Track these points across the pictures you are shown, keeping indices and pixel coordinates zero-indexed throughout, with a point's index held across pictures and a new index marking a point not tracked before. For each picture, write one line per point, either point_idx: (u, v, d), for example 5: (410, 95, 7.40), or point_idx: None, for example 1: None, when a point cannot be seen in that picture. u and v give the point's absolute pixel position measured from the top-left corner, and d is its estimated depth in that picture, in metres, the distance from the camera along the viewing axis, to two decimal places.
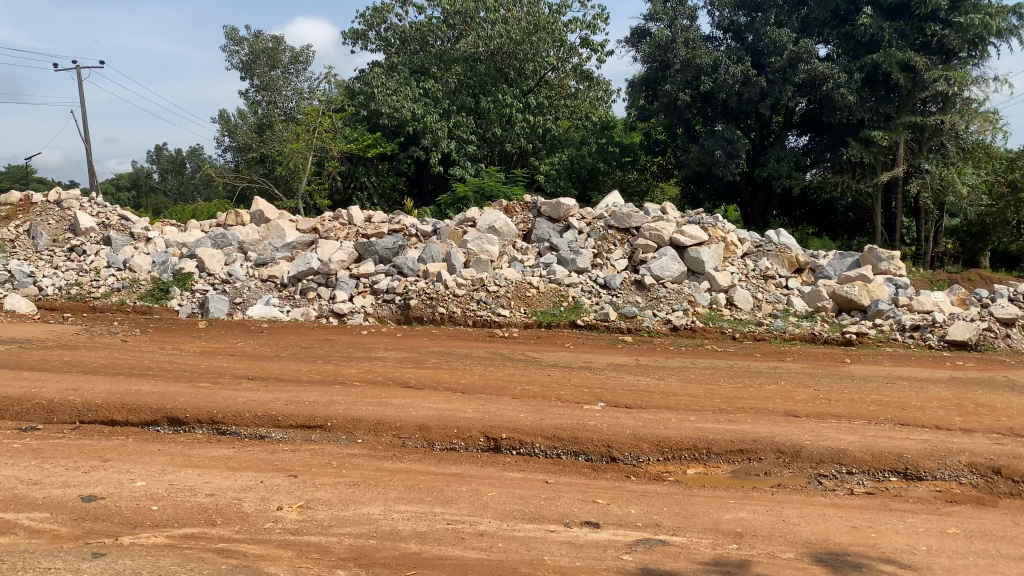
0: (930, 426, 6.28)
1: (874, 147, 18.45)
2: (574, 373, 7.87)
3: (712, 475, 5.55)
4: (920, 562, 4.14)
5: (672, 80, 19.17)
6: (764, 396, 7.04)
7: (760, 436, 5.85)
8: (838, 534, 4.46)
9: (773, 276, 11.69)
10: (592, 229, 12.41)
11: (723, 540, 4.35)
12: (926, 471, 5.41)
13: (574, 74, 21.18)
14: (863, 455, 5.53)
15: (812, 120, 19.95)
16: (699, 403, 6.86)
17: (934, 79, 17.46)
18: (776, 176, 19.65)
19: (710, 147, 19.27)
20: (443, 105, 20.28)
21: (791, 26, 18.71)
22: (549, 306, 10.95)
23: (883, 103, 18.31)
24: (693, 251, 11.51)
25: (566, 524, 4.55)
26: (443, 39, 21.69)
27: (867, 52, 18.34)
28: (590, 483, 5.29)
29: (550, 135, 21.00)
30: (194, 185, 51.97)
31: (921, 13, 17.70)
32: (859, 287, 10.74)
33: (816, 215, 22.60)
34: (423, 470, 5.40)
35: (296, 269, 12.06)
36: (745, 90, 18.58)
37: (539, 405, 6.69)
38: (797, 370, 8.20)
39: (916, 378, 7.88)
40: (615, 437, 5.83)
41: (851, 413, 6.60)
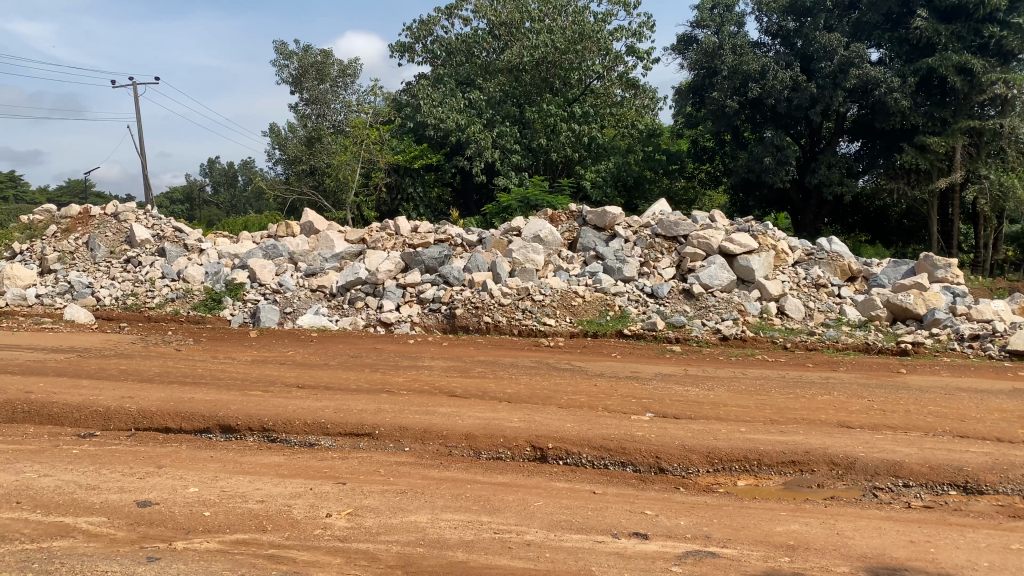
0: (991, 438, 6.08)
1: (929, 154, 18.00)
2: (622, 383, 7.80)
3: (763, 487, 5.44)
4: None
5: (720, 87, 19.00)
6: (817, 407, 6.90)
7: (813, 448, 5.74)
8: (895, 548, 4.34)
9: (826, 285, 11.45)
10: (639, 237, 12.34)
11: (775, 553, 4.27)
12: (987, 485, 5.23)
13: (620, 82, 21.11)
14: (921, 468, 5.38)
15: (864, 126, 19.58)
16: (750, 413, 6.75)
17: (992, 82, 16.98)
18: (826, 184, 19.34)
19: (759, 154, 19.04)
20: (486, 115, 20.53)
21: (842, 31, 18.43)
22: (596, 316, 10.89)
23: (938, 108, 17.88)
24: (742, 259, 11.36)
25: (613, 535, 4.51)
26: (489, 50, 21.88)
27: (920, 55, 17.94)
28: (638, 494, 5.23)
29: (595, 144, 20.71)
30: (245, 199, 53.26)
31: (978, 15, 17.26)
32: (914, 295, 10.48)
33: (870, 222, 22.19)
34: (470, 479, 5.41)
35: (344, 279, 12.20)
36: (795, 95, 18.29)
37: (586, 415, 6.65)
38: (850, 380, 8.03)
39: (976, 389, 7.63)
40: (664, 448, 5.77)
41: (908, 424, 6.42)
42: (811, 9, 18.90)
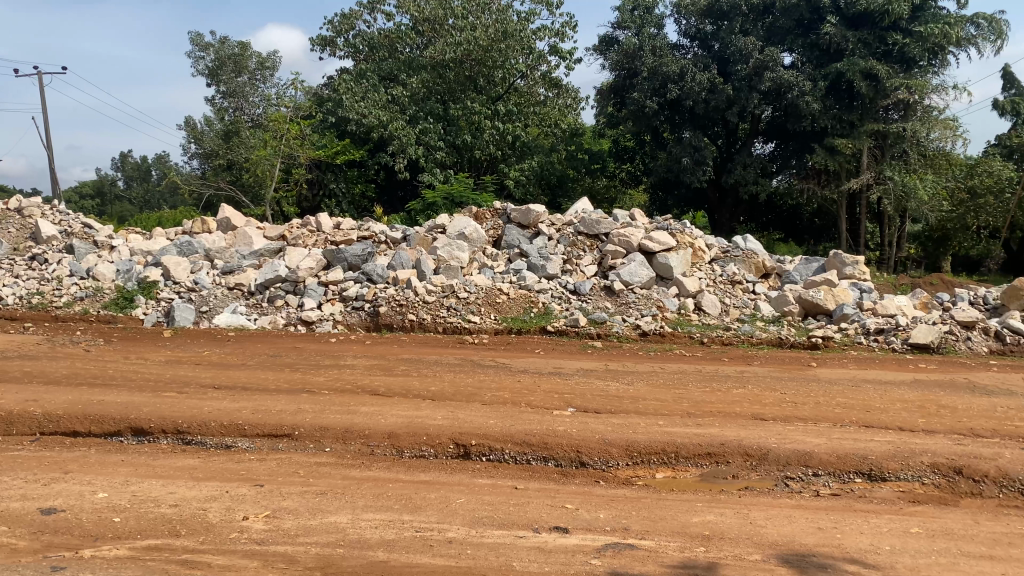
0: (894, 427, 6.37)
1: (838, 155, 18.67)
2: (544, 379, 7.88)
3: (680, 479, 5.57)
4: (884, 561, 4.18)
5: (640, 88, 19.31)
6: (733, 400, 7.10)
7: (728, 440, 5.90)
8: (804, 535, 4.50)
9: (740, 281, 11.80)
10: (562, 235, 12.50)
11: (691, 543, 4.38)
12: (889, 472, 5.47)
13: (543, 81, 21.25)
14: (829, 458, 5.59)
15: (777, 128, 20.22)
16: (668, 407, 6.90)
17: (896, 87, 17.74)
18: (742, 183, 19.89)
19: (678, 154, 19.47)
20: (410, 111, 20.31)
21: (756, 35, 19.00)
22: (519, 313, 10.94)
23: (846, 111, 18.60)
24: (661, 257, 11.59)
25: (535, 530, 4.55)
26: (412, 45, 21.54)
27: (829, 60, 18.60)
28: (559, 489, 5.28)
29: (519, 143, 20.86)
30: (158, 194, 51.88)
31: (883, 23, 18.02)
32: (824, 292, 10.88)
33: (782, 221, 22.97)
34: (392, 478, 5.37)
35: (263, 277, 11.95)
36: (712, 97, 18.79)
37: (509, 411, 6.68)
38: (764, 374, 8.28)
39: (880, 381, 7.98)
40: (585, 443, 5.85)
41: (817, 416, 6.67)
42: (727, 13, 19.41)
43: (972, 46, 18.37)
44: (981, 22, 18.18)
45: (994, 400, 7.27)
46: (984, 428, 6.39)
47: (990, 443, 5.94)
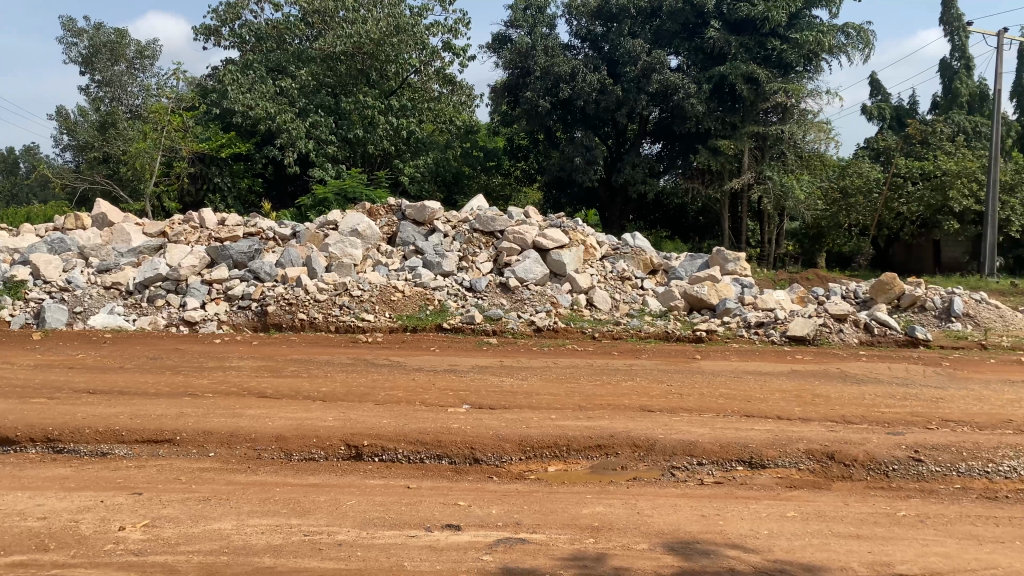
0: (772, 416, 6.66)
1: (720, 156, 19.39)
2: (438, 376, 7.85)
3: (572, 472, 5.66)
4: (762, 544, 4.37)
5: (533, 87, 19.48)
6: (622, 393, 7.27)
7: (617, 432, 6.04)
8: (688, 523, 4.65)
9: (630, 278, 12.11)
10: (457, 232, 12.49)
11: (581, 535, 4.45)
12: (768, 459, 5.71)
13: (436, 77, 21.27)
14: (712, 447, 5.80)
15: (664, 129, 20.83)
16: (560, 401, 6.99)
17: (774, 91, 18.60)
18: (632, 182, 20.37)
19: (570, 153, 19.76)
20: (299, 104, 19.73)
21: (644, 37, 19.43)
22: (414, 310, 10.87)
23: (728, 113, 19.33)
24: (554, 253, 11.74)
25: (426, 528, 4.52)
26: (301, 38, 20.90)
27: (713, 64, 19.28)
28: (452, 486, 5.27)
29: (414, 138, 20.75)
30: (27, 187, 48.66)
31: (763, 29, 18.87)
32: (708, 287, 11.27)
33: (669, 219, 23.68)
34: (279, 481, 5.23)
35: (142, 276, 11.42)
36: (602, 98, 19.15)
37: (402, 410, 6.61)
38: (652, 366, 8.52)
39: (760, 372, 8.34)
40: (478, 439, 5.86)
41: (702, 406, 6.91)
42: (617, 15, 19.84)
43: (843, 53, 19.43)
44: (851, 31, 19.24)
45: (863, 388, 7.71)
46: (853, 414, 6.77)
47: (859, 429, 6.30)
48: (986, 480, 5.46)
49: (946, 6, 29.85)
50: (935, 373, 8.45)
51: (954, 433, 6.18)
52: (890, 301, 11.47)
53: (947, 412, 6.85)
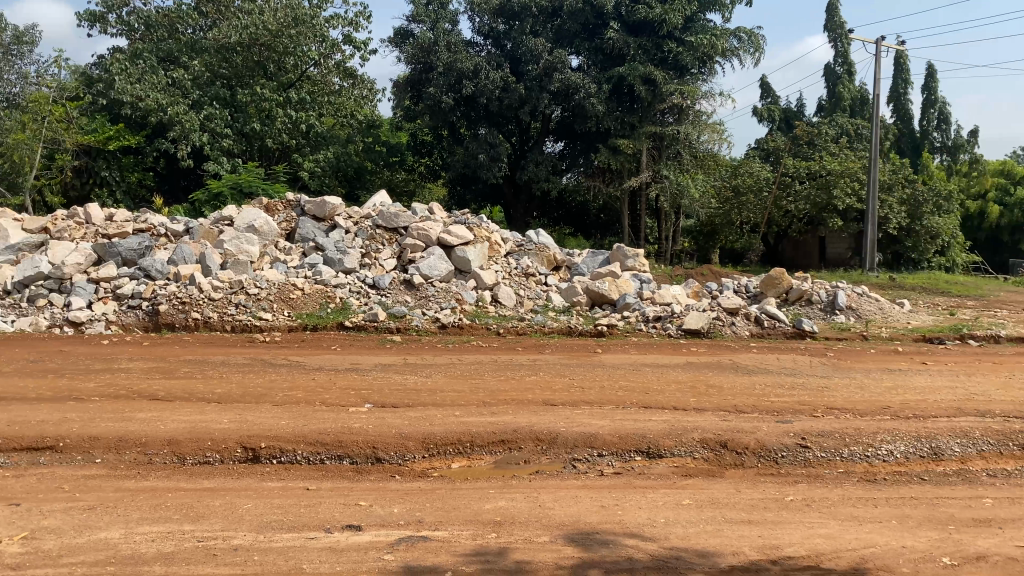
0: (669, 407, 6.86)
1: (620, 155, 19.82)
2: (339, 375, 7.73)
3: (475, 467, 5.68)
4: (659, 533, 4.49)
5: (435, 83, 19.36)
6: (525, 388, 7.35)
7: (520, 426, 6.09)
8: (589, 514, 4.74)
9: (534, 274, 12.23)
10: (359, 229, 12.32)
11: (483, 530, 4.47)
12: (665, 449, 5.88)
13: (336, 70, 20.86)
14: (612, 438, 5.92)
15: (566, 127, 21.10)
16: (464, 397, 7.00)
17: (671, 92, 19.14)
18: (535, 180, 20.54)
19: (474, 150, 19.70)
20: (192, 96, 18.98)
21: (545, 36, 19.60)
22: (315, 309, 10.67)
23: (627, 113, 19.76)
24: (458, 250, 11.73)
25: (326, 530, 4.45)
26: (195, 27, 20.24)
27: (612, 64, 19.69)
28: (353, 486, 5.20)
29: (314, 132, 20.33)
30: None
31: (660, 32, 19.39)
32: (609, 283, 11.50)
33: (572, 216, 23.99)
34: (172, 487, 5.04)
35: (22, 274, 10.80)
36: (505, 95, 19.23)
37: (302, 411, 6.48)
38: (554, 361, 8.63)
39: (657, 364, 8.57)
40: (380, 438, 5.80)
41: (602, 399, 7.05)
42: (519, 13, 19.95)
43: (735, 57, 20.12)
44: (743, 36, 19.95)
45: (754, 379, 8.04)
46: (744, 403, 7.05)
47: (750, 418, 6.56)
48: (866, 464, 5.77)
49: (830, 14, 31.36)
50: (820, 363, 8.88)
51: (837, 419, 6.52)
52: (779, 295, 11.98)
53: (831, 400, 7.22)
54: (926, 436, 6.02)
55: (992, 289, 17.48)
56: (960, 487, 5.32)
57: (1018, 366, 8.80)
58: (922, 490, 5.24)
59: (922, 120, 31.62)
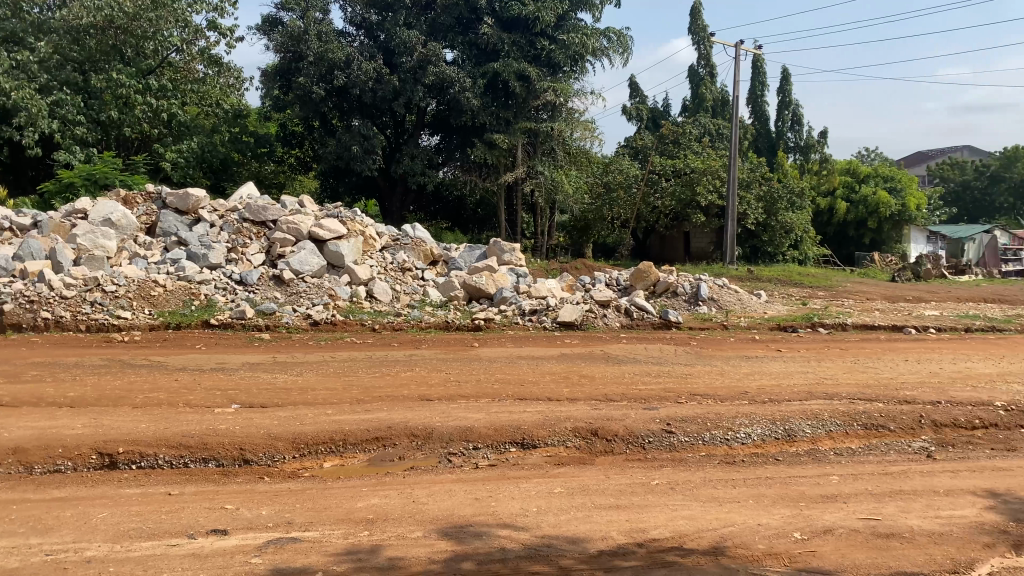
0: (543, 398, 6.98)
1: (496, 150, 20.00)
2: (205, 376, 7.43)
3: (348, 466, 5.60)
4: (531, 522, 4.57)
5: (306, 72, 18.84)
6: (399, 383, 7.30)
7: (394, 423, 6.05)
8: (462, 507, 4.76)
9: (410, 269, 12.21)
10: (225, 222, 11.91)
11: (355, 529, 4.41)
12: (539, 440, 5.98)
13: (200, 57, 20.07)
14: (486, 431, 5.97)
15: (441, 121, 21.07)
16: (337, 395, 6.89)
17: (545, 89, 19.60)
18: (410, 173, 20.34)
19: (347, 142, 19.33)
20: (39, 80, 17.38)
21: (419, 29, 19.44)
22: (179, 307, 10.21)
23: (502, 108, 19.93)
24: (331, 245, 11.53)
25: (190, 536, 4.28)
26: (41, 7, 18.85)
27: (486, 59, 19.84)
28: (218, 490, 5.02)
29: (176, 121, 19.55)
30: None
31: (533, 29, 19.71)
32: (486, 277, 11.60)
33: (449, 210, 23.98)
34: (18, 499, 4.71)
35: None
36: (379, 87, 18.98)
37: (164, 413, 6.19)
38: (430, 356, 8.61)
39: (532, 357, 8.69)
40: (248, 439, 5.63)
41: (477, 392, 7.09)
42: (391, 5, 19.70)
43: (606, 57, 20.67)
44: (613, 36, 20.49)
45: (624, 369, 8.29)
46: (614, 392, 7.26)
47: (619, 406, 6.78)
48: (726, 447, 6.07)
49: (693, 17, 32.67)
50: (684, 352, 9.27)
51: (700, 405, 6.82)
52: (648, 288, 12.42)
53: (694, 386, 7.56)
54: (780, 419, 6.39)
55: (840, 280, 18.75)
56: (809, 466, 5.68)
57: (860, 351, 9.48)
58: (776, 470, 5.57)
59: (778, 121, 33.44)
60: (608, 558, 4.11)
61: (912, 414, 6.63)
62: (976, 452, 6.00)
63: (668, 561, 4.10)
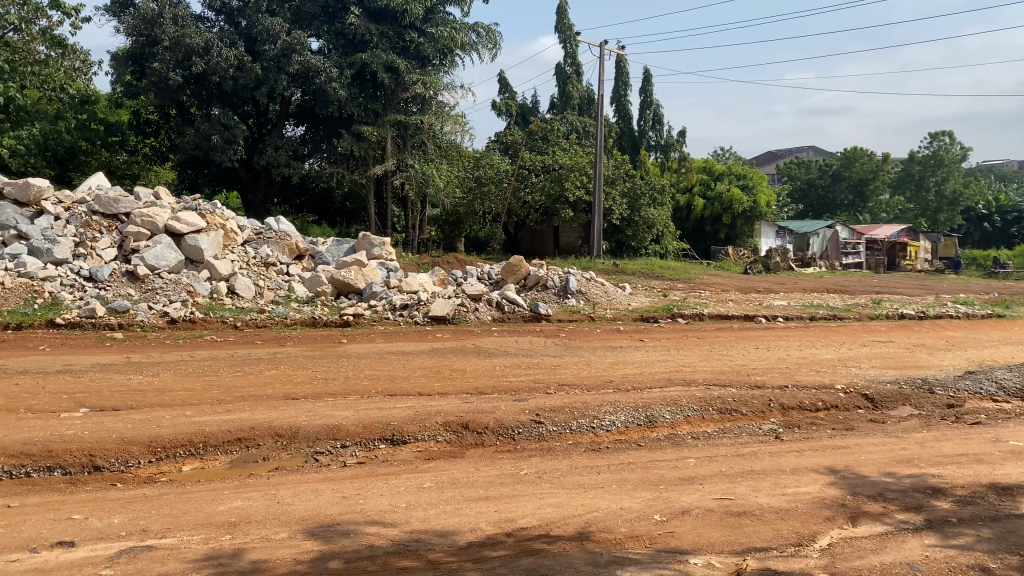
0: (413, 393, 6.96)
1: (364, 142, 19.68)
2: (50, 379, 6.95)
3: (208, 469, 5.39)
4: (400, 518, 4.55)
5: (160, 58, 17.81)
6: (263, 382, 7.09)
7: (259, 423, 5.88)
8: (329, 506, 4.68)
9: (274, 264, 11.89)
10: (72, 214, 11.19)
11: (216, 533, 4.26)
12: (409, 435, 5.95)
13: (42, 38, 18.80)
14: (355, 429, 5.89)
15: (307, 112, 20.55)
16: (197, 396, 6.61)
17: (413, 82, 19.51)
18: (274, 165, 19.67)
19: (206, 131, 18.50)
20: None
21: (283, 17, 18.83)
22: (19, 305, 9.52)
23: (370, 100, 19.66)
24: (189, 239, 11.06)
25: (32, 550, 4.00)
26: None
27: (354, 50, 19.51)
28: (65, 499, 4.71)
29: (15, 106, 17.94)
30: None
31: (401, 21, 19.68)
32: (355, 272, 11.42)
33: (315, 203, 23.48)
34: None
35: None
36: (240, 75, 18.25)
37: (2, 420, 5.75)
38: (296, 353, 8.41)
39: (402, 352, 8.65)
40: (99, 445, 5.32)
41: (346, 390, 6.98)
42: None
43: (474, 52, 20.86)
44: (481, 31, 20.65)
45: (494, 361, 8.38)
46: (484, 386, 7.33)
47: (490, 398, 6.85)
48: (592, 434, 6.25)
49: (559, 16, 33.30)
50: (552, 344, 9.48)
51: (567, 395, 7.00)
52: (518, 282, 12.63)
53: (562, 377, 7.75)
54: (642, 406, 6.65)
55: (698, 273, 19.67)
56: (669, 450, 5.94)
57: (716, 340, 9.99)
58: (638, 455, 5.78)
59: (640, 120, 34.60)
60: (477, 549, 4.15)
61: (762, 399, 7.05)
62: (819, 432, 6.45)
63: (535, 548, 4.19)
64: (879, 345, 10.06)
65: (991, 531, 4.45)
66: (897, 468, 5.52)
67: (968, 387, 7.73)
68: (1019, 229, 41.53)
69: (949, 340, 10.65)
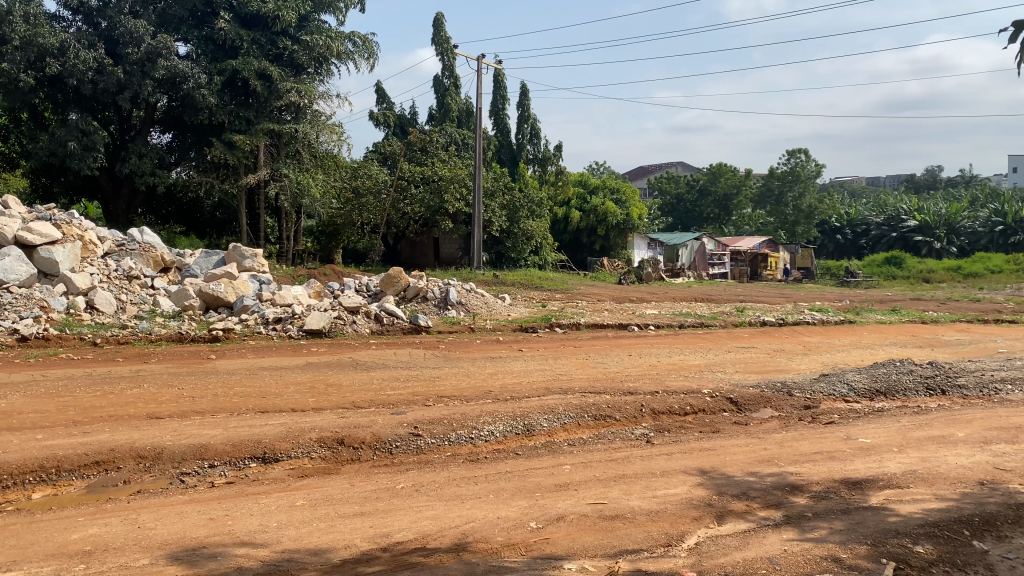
0: (286, 409, 6.79)
1: (236, 150, 19.05)
2: None
3: (62, 495, 5.08)
4: (270, 538, 4.42)
5: (9, 58, 16.57)
6: (125, 402, 6.73)
7: (118, 444, 5.60)
8: (195, 528, 4.50)
9: (138, 277, 11.37)
10: None
11: (69, 563, 4.02)
12: (282, 453, 5.79)
13: None
14: (224, 447, 5.70)
15: (174, 118, 19.68)
16: (50, 418, 6.21)
17: (287, 90, 19.11)
18: (138, 173, 18.72)
19: (62, 137, 17.43)
20: None
21: (147, 19, 18.01)
22: None
23: (242, 107, 19.12)
24: (43, 250, 10.45)
25: None
26: None
27: (224, 56, 18.99)
28: None
29: None
30: None
31: (273, 28, 19.30)
32: (224, 285, 11.01)
33: (182, 214, 22.54)
34: None
35: None
36: (100, 79, 17.28)
37: None
38: (161, 370, 8.05)
39: (275, 367, 8.41)
40: None
41: (214, 407, 6.73)
42: None
43: (351, 61, 20.64)
44: (358, 40, 20.46)
45: (371, 375, 8.28)
46: (361, 400, 7.23)
47: (367, 412, 6.77)
48: (470, 445, 6.27)
49: (436, 28, 33.36)
50: (431, 355, 9.47)
51: (445, 407, 7.00)
52: (397, 293, 12.56)
53: (441, 389, 7.74)
54: (520, 416, 6.74)
55: (575, 283, 20.07)
56: (546, 457, 6.05)
57: (591, 348, 10.25)
58: (515, 464, 5.86)
59: (518, 134, 34.99)
60: (352, 566, 4.09)
61: (634, 404, 7.27)
62: (687, 435, 6.72)
63: (412, 562, 4.16)
64: (744, 350, 10.58)
65: (842, 523, 4.77)
66: (758, 468, 5.82)
67: (822, 389, 8.24)
68: (867, 241, 44.65)
69: (805, 344, 11.36)
